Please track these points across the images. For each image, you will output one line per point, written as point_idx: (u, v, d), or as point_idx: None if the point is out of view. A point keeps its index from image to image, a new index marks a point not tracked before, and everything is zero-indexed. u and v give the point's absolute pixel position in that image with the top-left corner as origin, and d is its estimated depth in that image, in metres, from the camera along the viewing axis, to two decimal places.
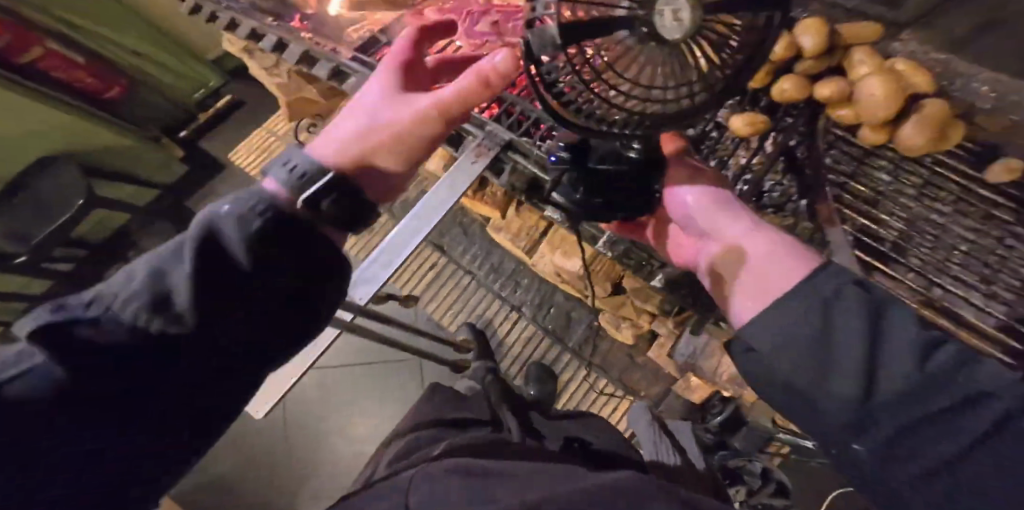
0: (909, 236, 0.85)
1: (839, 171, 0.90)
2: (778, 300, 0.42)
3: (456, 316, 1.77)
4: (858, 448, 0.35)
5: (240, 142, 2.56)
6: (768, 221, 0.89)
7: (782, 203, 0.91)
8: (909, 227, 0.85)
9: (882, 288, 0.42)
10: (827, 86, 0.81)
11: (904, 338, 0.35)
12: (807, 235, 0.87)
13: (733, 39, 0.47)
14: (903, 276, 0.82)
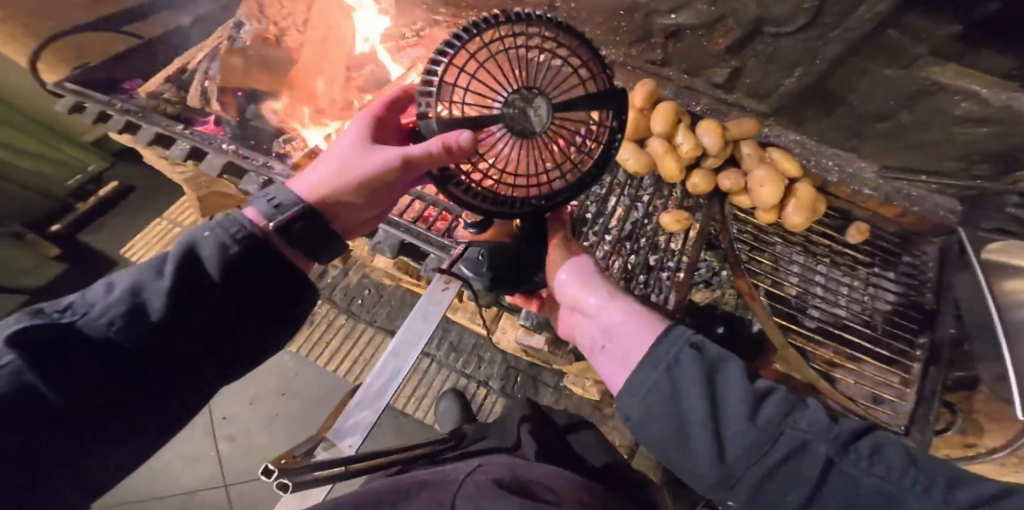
0: (807, 290, 1.08)
1: (747, 241, 1.13)
2: (643, 374, 0.54)
3: (424, 401, 1.73)
4: (733, 500, 0.49)
5: (134, 239, 2.26)
6: (702, 296, 1.12)
7: (709, 276, 1.14)
8: (807, 285, 1.09)
9: (721, 354, 0.55)
10: (726, 178, 1.08)
11: (740, 407, 0.49)
12: (733, 302, 1.12)
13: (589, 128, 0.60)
14: (810, 328, 1.05)
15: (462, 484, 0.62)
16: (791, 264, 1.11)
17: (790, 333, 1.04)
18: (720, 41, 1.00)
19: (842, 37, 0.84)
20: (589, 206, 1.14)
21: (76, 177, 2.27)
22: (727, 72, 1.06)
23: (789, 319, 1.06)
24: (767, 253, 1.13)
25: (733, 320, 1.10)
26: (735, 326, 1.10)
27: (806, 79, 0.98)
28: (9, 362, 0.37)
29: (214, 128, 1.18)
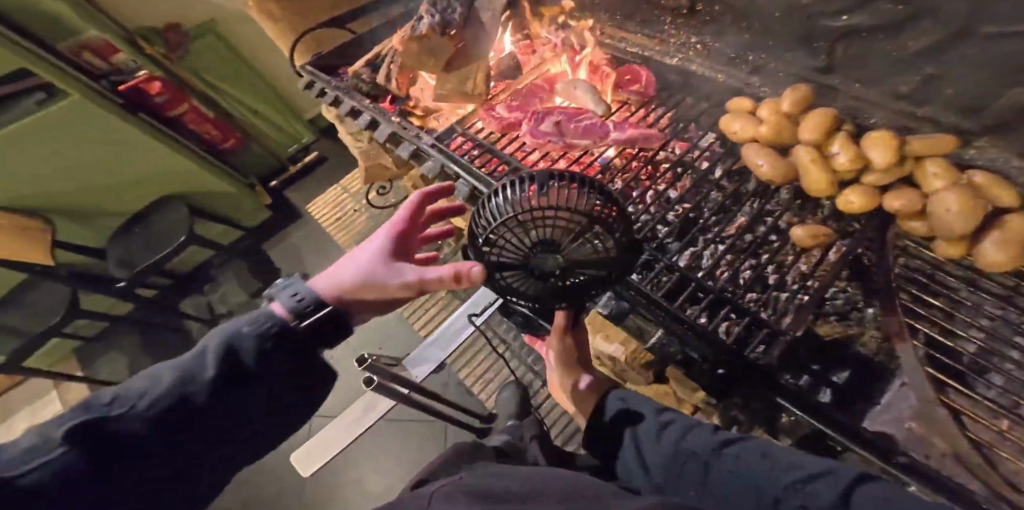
0: (996, 351, 0.78)
1: (914, 278, 0.88)
2: (630, 441, 0.77)
3: (489, 385, 1.76)
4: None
5: (318, 197, 2.84)
6: (828, 329, 0.89)
7: (846, 310, 0.92)
8: (992, 341, 0.80)
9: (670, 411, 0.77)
10: (896, 199, 0.87)
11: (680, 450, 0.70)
12: (874, 346, 0.86)
13: (593, 241, 0.67)
14: (981, 394, 0.75)
15: (431, 497, 0.51)
16: (973, 311, 0.83)
17: (946, 392, 0.76)
18: (909, 43, 0.83)
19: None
20: (706, 210, 1.03)
21: (293, 146, 2.96)
22: (917, 81, 0.86)
23: (949, 375, 0.78)
24: (938, 300, 0.85)
25: (864, 366, 0.85)
26: (871, 375, 0.84)
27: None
28: (137, 408, 0.45)
29: (389, 106, 1.41)
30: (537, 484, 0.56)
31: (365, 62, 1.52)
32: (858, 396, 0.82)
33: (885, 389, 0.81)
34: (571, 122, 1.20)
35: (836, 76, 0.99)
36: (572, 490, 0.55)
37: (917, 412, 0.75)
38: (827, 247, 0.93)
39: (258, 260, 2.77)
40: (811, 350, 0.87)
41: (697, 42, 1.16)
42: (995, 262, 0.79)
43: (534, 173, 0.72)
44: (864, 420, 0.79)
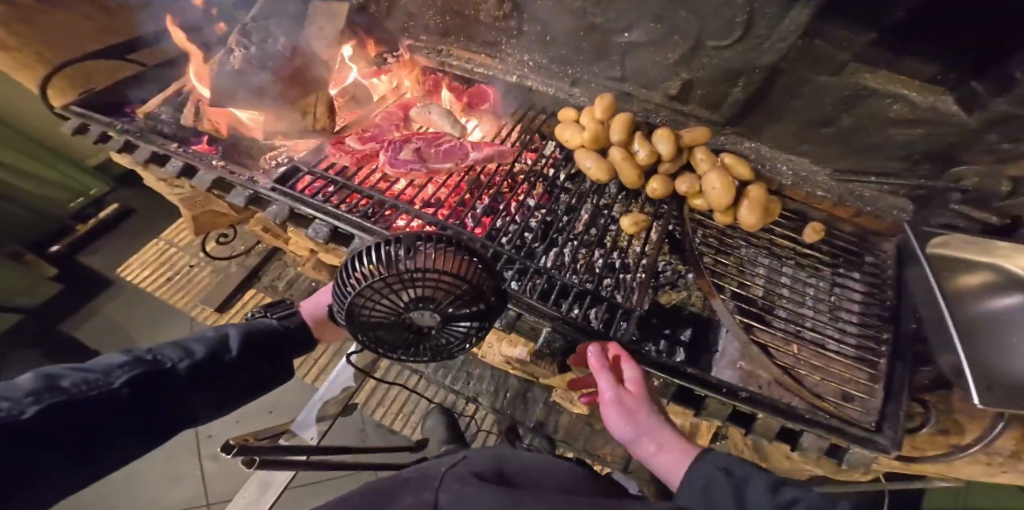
0: (774, 291, 1.07)
1: (713, 245, 1.15)
2: (689, 484, 0.63)
3: (411, 417, 1.73)
4: None
5: (131, 258, 2.31)
6: (668, 297, 1.15)
7: (674, 279, 1.19)
8: (773, 285, 1.08)
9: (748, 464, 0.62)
10: (682, 182, 1.16)
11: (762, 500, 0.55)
12: (700, 304, 1.13)
13: (467, 294, 0.76)
14: (777, 328, 1.01)
15: (442, 481, 0.63)
16: (752, 265, 1.12)
17: (756, 331, 1.00)
18: (670, 55, 1.07)
19: (772, 51, 0.92)
20: (560, 213, 1.21)
21: (79, 200, 2.36)
22: (679, 85, 1.13)
23: (754, 318, 1.02)
24: (725, 258, 1.13)
25: (697, 321, 1.11)
26: (701, 325, 1.10)
27: (752, 88, 1.04)
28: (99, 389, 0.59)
29: (207, 147, 1.22)
30: (533, 475, 0.72)
31: (159, 101, 1.34)
32: (698, 352, 1.05)
33: (717, 336, 1.07)
34: (430, 147, 1.25)
35: (630, 85, 1.22)
36: (560, 480, 0.72)
37: (742, 353, 1.00)
38: (648, 229, 1.19)
39: (51, 350, 2.12)
40: (661, 318, 1.12)
41: (528, 60, 1.30)
42: (748, 223, 1.11)
43: (401, 238, 0.75)
44: (708, 366, 1.02)
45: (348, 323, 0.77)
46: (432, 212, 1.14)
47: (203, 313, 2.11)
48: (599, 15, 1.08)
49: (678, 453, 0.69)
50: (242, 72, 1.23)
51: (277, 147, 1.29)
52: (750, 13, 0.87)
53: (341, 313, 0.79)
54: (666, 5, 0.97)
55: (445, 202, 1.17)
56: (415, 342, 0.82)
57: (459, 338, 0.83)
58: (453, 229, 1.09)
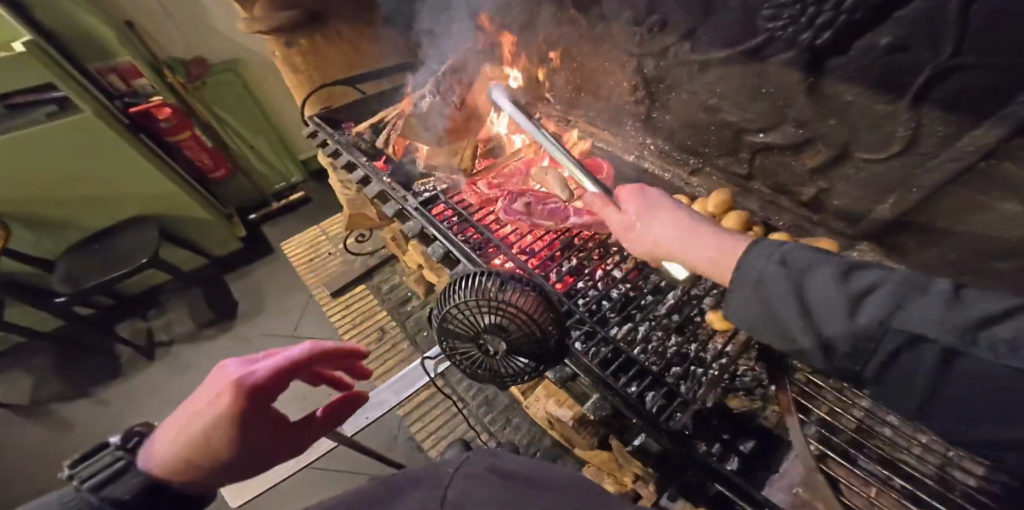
0: (871, 431, 1.06)
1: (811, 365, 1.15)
2: (755, 257, 0.57)
3: (440, 442, 1.97)
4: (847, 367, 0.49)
5: (294, 235, 2.89)
6: (738, 403, 1.14)
7: (753, 387, 1.16)
8: (867, 422, 1.07)
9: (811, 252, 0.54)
10: None
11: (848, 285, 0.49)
12: (772, 417, 1.12)
13: (538, 331, 0.74)
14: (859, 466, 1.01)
15: (448, 479, 0.58)
16: (849, 396, 1.10)
17: (827, 462, 1.01)
18: (806, 161, 1.01)
19: (939, 170, 0.81)
20: (645, 292, 1.22)
21: (282, 184, 3.09)
22: (814, 192, 1.05)
23: (837, 451, 1.03)
24: (817, 384, 1.12)
25: (767, 436, 1.10)
26: (769, 445, 1.09)
27: (902, 208, 0.91)
28: None
29: (383, 164, 1.56)
30: (538, 468, 0.63)
31: (369, 125, 1.72)
32: (761, 466, 1.06)
33: (785, 455, 1.07)
34: (539, 204, 1.34)
35: (754, 183, 1.16)
36: (571, 478, 0.61)
37: (802, 480, 0.99)
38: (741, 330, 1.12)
39: (214, 289, 2.69)
40: (722, 421, 1.12)
41: (651, 143, 1.34)
42: None
43: (502, 272, 0.78)
44: (762, 484, 1.03)
45: (434, 331, 0.82)
46: (524, 260, 1.25)
47: (321, 294, 2.52)
48: (732, 113, 1.05)
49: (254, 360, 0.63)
50: (428, 118, 1.54)
51: (429, 175, 1.50)
52: (915, 130, 0.79)
53: (432, 319, 0.83)
54: (809, 112, 0.91)
55: (538, 253, 1.28)
56: (484, 368, 0.82)
57: (517, 375, 0.80)
58: (538, 279, 1.18)
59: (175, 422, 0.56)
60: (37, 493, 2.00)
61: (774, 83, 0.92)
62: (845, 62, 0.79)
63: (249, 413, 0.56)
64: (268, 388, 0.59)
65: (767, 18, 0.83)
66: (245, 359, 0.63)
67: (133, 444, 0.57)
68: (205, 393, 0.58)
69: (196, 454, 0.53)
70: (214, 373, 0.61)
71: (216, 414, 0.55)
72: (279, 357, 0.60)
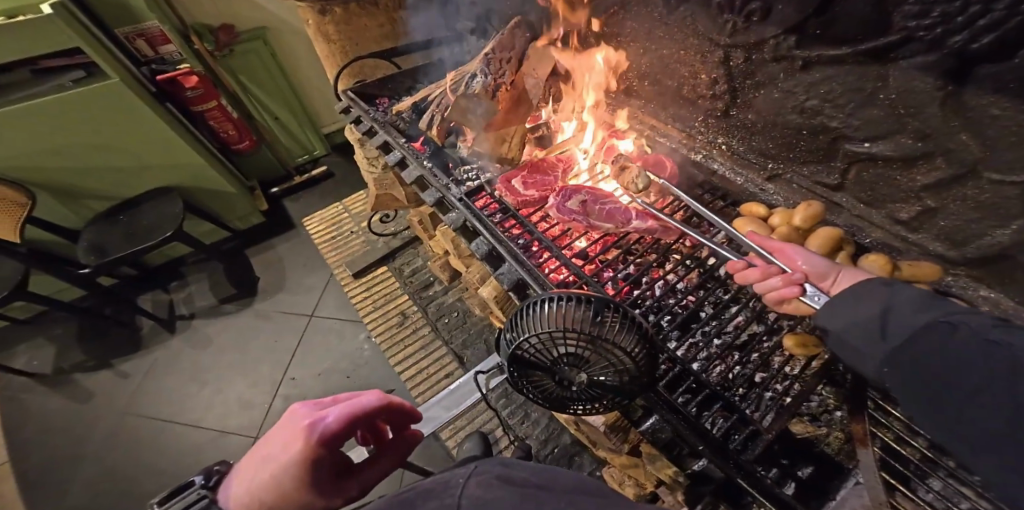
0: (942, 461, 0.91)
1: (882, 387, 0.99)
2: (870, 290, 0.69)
3: (459, 432, 1.85)
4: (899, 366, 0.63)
5: (315, 212, 2.82)
6: (801, 428, 1.05)
7: (818, 412, 1.08)
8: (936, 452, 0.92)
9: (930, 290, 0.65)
10: None
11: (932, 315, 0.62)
12: (836, 445, 1.03)
13: (627, 357, 0.67)
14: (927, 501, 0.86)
15: (465, 484, 0.53)
16: None
17: (897, 496, 0.87)
18: (918, 177, 0.88)
19: None
20: (706, 303, 1.12)
21: (303, 157, 3.02)
22: (917, 210, 0.93)
23: (900, 481, 0.89)
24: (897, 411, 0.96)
25: (828, 463, 1.01)
26: (830, 470, 1.01)
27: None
28: None
29: (420, 146, 1.47)
30: (546, 476, 0.58)
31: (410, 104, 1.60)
32: (812, 494, 0.98)
33: (842, 485, 0.97)
34: (596, 203, 1.23)
35: (843, 195, 1.05)
36: (586, 483, 0.58)
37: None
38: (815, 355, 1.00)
39: (234, 264, 2.62)
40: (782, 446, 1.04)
41: (721, 142, 1.24)
42: None
43: (590, 297, 0.70)
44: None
45: (503, 357, 0.76)
46: (578, 264, 1.15)
47: (342, 275, 2.41)
48: (834, 118, 0.94)
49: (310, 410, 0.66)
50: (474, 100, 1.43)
51: (472, 162, 1.41)
52: None
53: (501, 343, 0.77)
54: (939, 124, 0.78)
55: (592, 258, 1.17)
56: (555, 395, 0.75)
57: (586, 397, 0.73)
58: (595, 287, 1.08)
59: (249, 470, 0.58)
60: (55, 461, 2.00)
61: (899, 89, 0.80)
62: (1003, 72, 0.65)
63: (321, 457, 0.57)
64: (339, 433, 0.60)
65: (910, 14, 0.71)
66: (313, 408, 0.66)
67: (214, 482, 0.60)
68: (277, 441, 0.60)
69: (266, 497, 0.53)
70: (284, 424, 0.63)
71: (288, 458, 0.56)
72: (349, 403, 0.63)
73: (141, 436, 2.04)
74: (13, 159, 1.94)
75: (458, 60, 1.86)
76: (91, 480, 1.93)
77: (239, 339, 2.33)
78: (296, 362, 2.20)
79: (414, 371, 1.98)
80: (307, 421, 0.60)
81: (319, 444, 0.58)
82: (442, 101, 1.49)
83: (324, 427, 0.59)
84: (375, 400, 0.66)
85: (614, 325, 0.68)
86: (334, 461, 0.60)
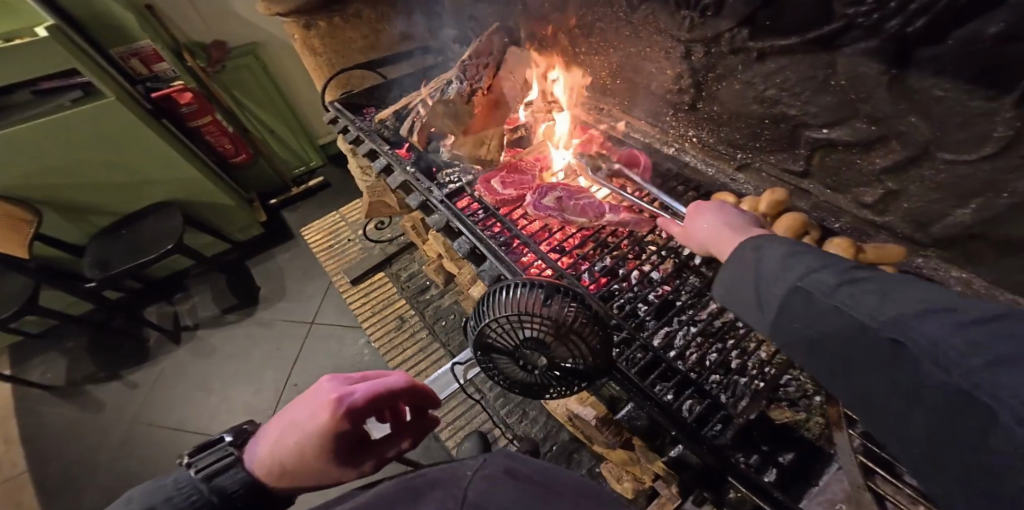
0: None
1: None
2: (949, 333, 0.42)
3: (458, 432, 1.87)
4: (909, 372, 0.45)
5: (314, 221, 2.87)
6: (780, 414, 1.06)
7: (797, 397, 1.09)
8: None
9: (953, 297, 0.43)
10: None
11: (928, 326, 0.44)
12: (817, 430, 1.04)
13: (584, 341, 0.70)
14: (906, 483, 0.86)
15: (472, 476, 0.57)
16: None
17: (874, 478, 0.87)
18: (877, 160, 0.90)
19: None
20: (683, 293, 1.13)
21: (300, 168, 3.09)
22: (882, 193, 0.94)
23: (880, 465, 0.89)
24: None
25: (809, 448, 1.02)
26: (810, 454, 1.01)
27: (984, 216, 0.79)
28: None
29: (405, 153, 1.51)
30: (548, 473, 0.62)
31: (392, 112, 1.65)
32: (793, 480, 0.98)
33: (825, 470, 0.98)
34: (571, 200, 1.26)
35: (811, 181, 1.07)
36: (576, 480, 0.62)
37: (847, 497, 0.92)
38: None
39: (236, 274, 2.68)
40: (762, 432, 1.05)
41: (693, 136, 1.27)
42: None
43: (546, 282, 0.73)
44: (800, 499, 0.95)
45: (472, 346, 0.78)
46: (555, 259, 1.18)
47: (339, 282, 2.46)
48: (792, 106, 0.96)
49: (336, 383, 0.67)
50: (451, 105, 1.48)
51: (454, 164, 1.44)
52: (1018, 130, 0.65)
53: (469, 332, 0.80)
54: (888, 107, 0.81)
55: (570, 253, 1.20)
56: (522, 380, 0.78)
57: (552, 381, 0.75)
58: (571, 280, 1.11)
59: (274, 431, 0.61)
60: (67, 470, 2.05)
61: (848, 74, 0.83)
62: (939, 53, 0.68)
63: (344, 432, 0.59)
64: (362, 411, 0.62)
65: (848, 2, 0.75)
66: (339, 383, 0.67)
67: (241, 441, 0.64)
68: (306, 407, 0.62)
69: (293, 463, 0.55)
70: (313, 392, 0.65)
71: (315, 427, 0.58)
72: (375, 383, 0.65)
73: (150, 445, 2.09)
74: (21, 178, 2.02)
75: (442, 67, 1.91)
76: (101, 488, 1.97)
77: (242, 348, 2.38)
78: (297, 369, 2.24)
79: (412, 374, 2.02)
80: (336, 394, 0.62)
81: (344, 415, 0.60)
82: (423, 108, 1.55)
83: (351, 399, 0.61)
84: (399, 382, 0.68)
85: (578, 310, 0.71)
86: (355, 436, 0.62)
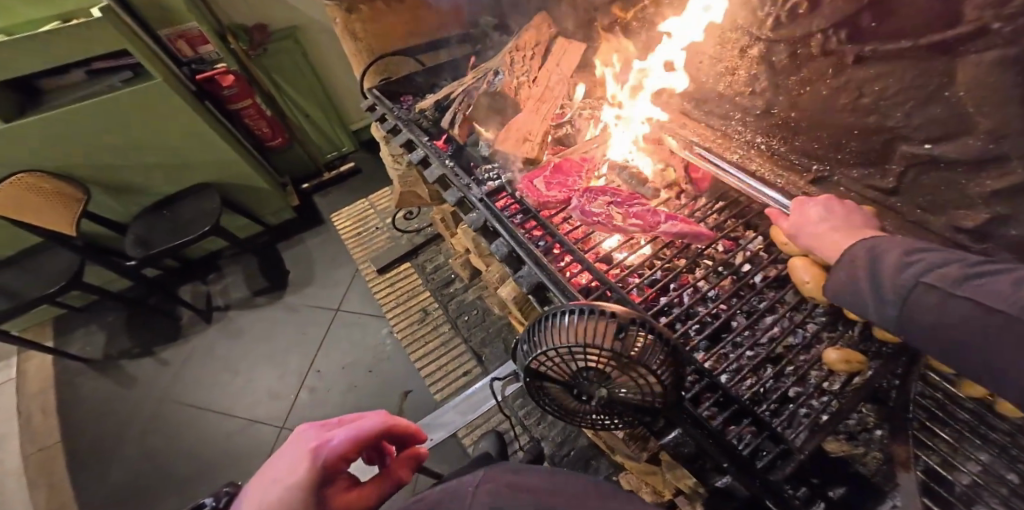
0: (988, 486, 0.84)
1: (928, 406, 0.95)
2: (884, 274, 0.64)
3: (476, 431, 1.84)
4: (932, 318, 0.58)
5: (343, 207, 2.86)
6: (835, 446, 0.95)
7: (856, 430, 0.97)
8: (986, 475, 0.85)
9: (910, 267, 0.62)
10: None
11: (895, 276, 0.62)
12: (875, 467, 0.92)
13: (650, 375, 0.62)
14: None
15: (474, 492, 0.52)
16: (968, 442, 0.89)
17: None
18: (986, 183, 0.77)
19: None
20: (739, 312, 1.05)
21: (333, 153, 3.08)
22: (983, 220, 0.79)
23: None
24: (940, 431, 0.91)
25: (863, 486, 0.87)
26: (866, 493, 0.85)
27: None
28: None
29: (443, 144, 1.40)
30: (557, 480, 0.56)
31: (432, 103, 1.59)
32: None
33: None
34: (622, 206, 1.18)
35: (898, 199, 0.95)
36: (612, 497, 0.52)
37: None
38: (857, 374, 0.91)
39: (267, 258, 2.70)
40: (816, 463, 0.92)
41: (760, 142, 1.17)
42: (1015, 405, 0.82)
43: (614, 310, 0.65)
44: None
45: (520, 367, 0.72)
46: (601, 269, 1.11)
47: (367, 270, 2.44)
48: (890, 116, 0.87)
49: (314, 429, 0.63)
50: (495, 98, 1.41)
51: (494, 161, 1.36)
52: None
53: (518, 354, 0.74)
54: (1012, 127, 0.68)
55: (618, 263, 1.12)
56: (573, 407, 0.72)
57: (606, 409, 0.69)
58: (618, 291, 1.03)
59: (251, 490, 0.56)
60: (101, 443, 2.12)
61: (968, 85, 0.71)
62: None
63: (323, 480, 0.55)
64: (343, 457, 0.58)
65: (984, 3, 0.64)
66: (318, 429, 0.64)
67: (222, 503, 0.61)
68: (284, 460, 0.58)
69: None
70: (290, 443, 0.61)
71: (294, 479, 0.54)
72: (354, 426, 0.61)
73: (177, 422, 2.13)
74: (69, 158, 2.06)
75: (481, 57, 1.84)
76: (132, 462, 2.03)
77: (270, 331, 2.40)
78: (323, 355, 2.24)
79: (434, 368, 1.99)
80: (313, 443, 0.58)
81: (324, 461, 0.56)
82: (466, 99, 1.48)
83: (331, 444, 0.58)
84: (382, 421, 0.63)
85: (644, 340, 0.63)
86: (339, 482, 0.58)
